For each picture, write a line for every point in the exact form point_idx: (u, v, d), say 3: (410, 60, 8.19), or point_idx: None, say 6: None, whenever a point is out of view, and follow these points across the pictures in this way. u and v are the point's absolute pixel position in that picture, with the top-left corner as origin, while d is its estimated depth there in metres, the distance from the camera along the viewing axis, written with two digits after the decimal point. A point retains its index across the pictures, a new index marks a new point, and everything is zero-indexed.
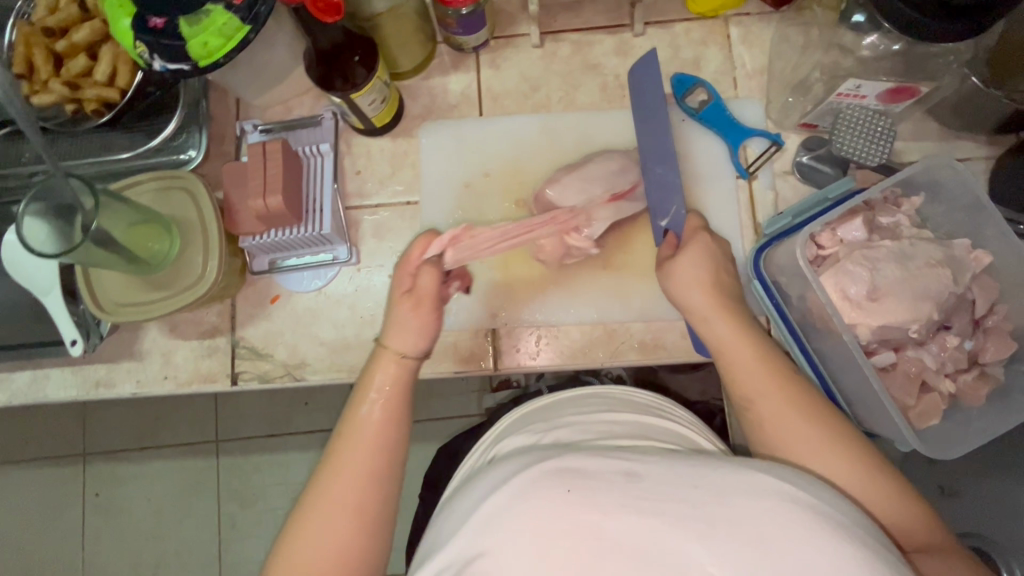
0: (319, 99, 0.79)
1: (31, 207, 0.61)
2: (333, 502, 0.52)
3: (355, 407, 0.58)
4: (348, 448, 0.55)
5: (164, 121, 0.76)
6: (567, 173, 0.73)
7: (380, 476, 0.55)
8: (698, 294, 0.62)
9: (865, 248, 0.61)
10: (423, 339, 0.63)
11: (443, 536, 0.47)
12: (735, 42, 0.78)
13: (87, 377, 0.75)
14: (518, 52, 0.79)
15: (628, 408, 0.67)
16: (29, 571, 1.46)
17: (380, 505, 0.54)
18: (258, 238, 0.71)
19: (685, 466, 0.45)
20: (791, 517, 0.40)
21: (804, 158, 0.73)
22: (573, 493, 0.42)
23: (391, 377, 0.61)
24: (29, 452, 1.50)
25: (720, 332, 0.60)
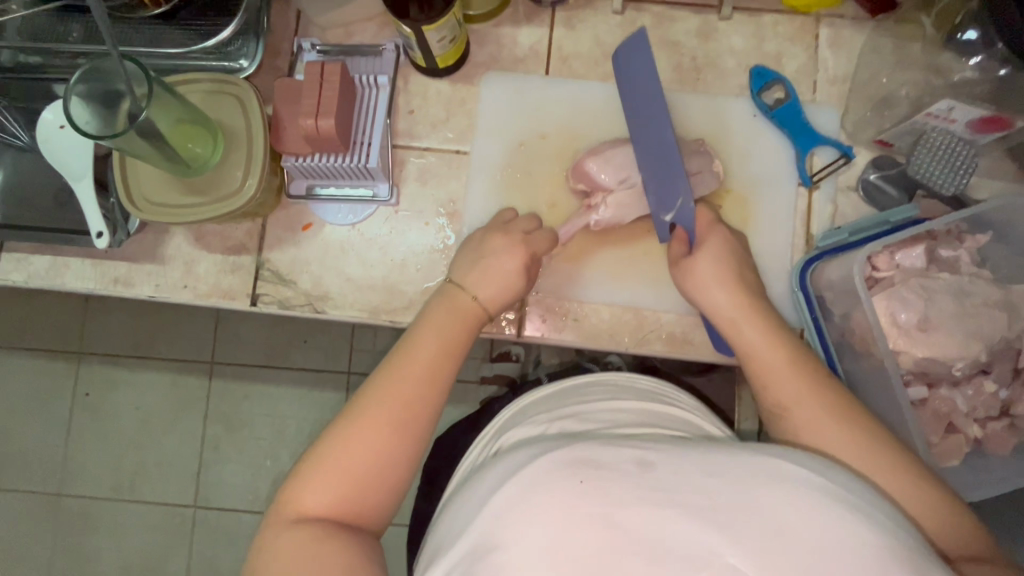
0: (383, 29, 0.76)
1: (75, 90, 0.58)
2: (372, 414, 0.55)
3: (420, 336, 0.61)
4: (399, 369, 0.59)
5: (221, 23, 0.73)
6: (624, 151, 0.70)
7: (423, 409, 0.57)
8: (727, 295, 0.63)
9: (922, 277, 0.60)
10: (507, 300, 0.66)
11: (458, 519, 0.46)
12: (823, 44, 0.74)
13: (107, 272, 0.73)
14: (596, 14, 0.75)
15: (634, 396, 0.67)
16: (9, 455, 1.48)
17: (416, 423, 0.57)
18: (301, 160, 0.69)
19: (694, 455, 0.45)
20: (811, 503, 0.41)
21: (871, 176, 0.70)
22: (586, 485, 0.42)
23: (461, 313, 0.64)
24: (25, 340, 1.50)
25: (753, 336, 0.60)
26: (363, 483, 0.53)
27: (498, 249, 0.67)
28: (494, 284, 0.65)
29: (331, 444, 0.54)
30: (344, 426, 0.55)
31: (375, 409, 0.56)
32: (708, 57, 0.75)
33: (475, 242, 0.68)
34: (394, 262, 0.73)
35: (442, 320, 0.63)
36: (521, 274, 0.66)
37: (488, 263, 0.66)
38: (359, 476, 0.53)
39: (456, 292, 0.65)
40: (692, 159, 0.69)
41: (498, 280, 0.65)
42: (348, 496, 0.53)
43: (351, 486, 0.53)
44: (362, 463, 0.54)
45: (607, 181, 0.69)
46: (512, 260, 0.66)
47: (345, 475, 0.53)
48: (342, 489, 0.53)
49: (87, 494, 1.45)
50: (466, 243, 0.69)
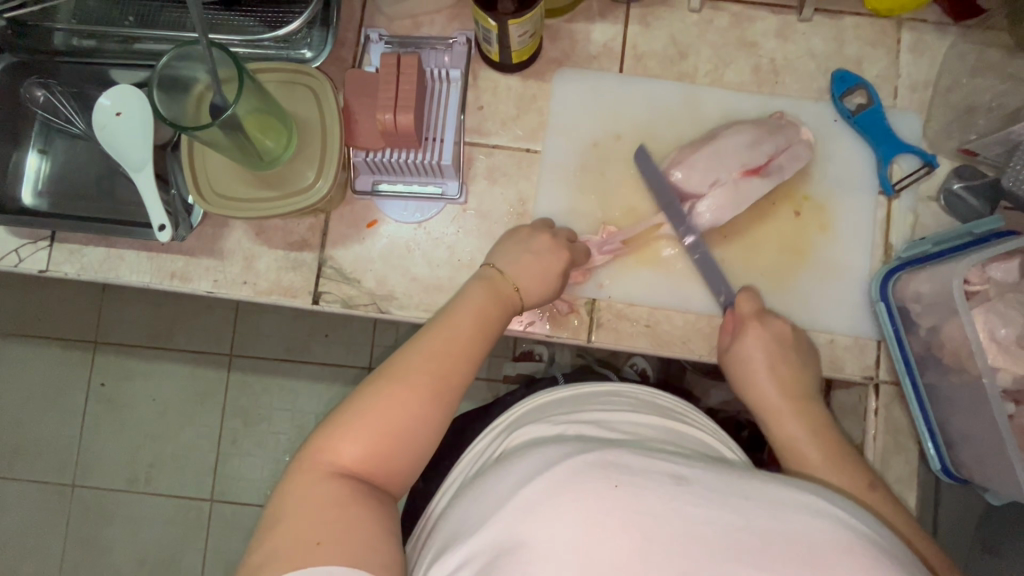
0: (451, 22, 0.74)
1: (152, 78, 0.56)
2: (413, 378, 0.53)
3: (462, 310, 0.59)
4: (441, 337, 0.57)
5: (288, 14, 0.71)
6: (707, 153, 0.67)
7: (459, 381, 0.55)
8: (772, 390, 0.61)
9: (1018, 291, 0.58)
10: (539, 301, 0.65)
11: (471, 517, 0.45)
12: (905, 48, 0.72)
13: (163, 266, 0.71)
14: (672, 13, 0.73)
15: (651, 410, 0.63)
16: (21, 446, 1.45)
17: (455, 392, 0.55)
18: (371, 155, 0.68)
19: (732, 477, 0.43)
20: (846, 538, 0.39)
21: (954, 185, 0.69)
22: (621, 488, 0.41)
23: (495, 293, 0.61)
24: (42, 329, 1.47)
25: (791, 433, 0.59)
26: (392, 447, 0.51)
27: (547, 252, 0.65)
28: (538, 285, 0.64)
29: (367, 399, 0.52)
30: (383, 383, 0.53)
31: (417, 371, 0.54)
32: (787, 60, 0.73)
33: (515, 242, 0.66)
34: (461, 263, 0.71)
35: (481, 297, 0.61)
36: (560, 273, 0.65)
37: (533, 258, 0.64)
38: (395, 435, 0.51)
39: (495, 277, 0.63)
40: (779, 139, 0.67)
41: (545, 283, 0.64)
42: (379, 452, 0.51)
43: (383, 444, 0.51)
44: (398, 425, 0.51)
45: (696, 188, 0.67)
46: (555, 268, 0.64)
47: (379, 434, 0.51)
48: (375, 447, 0.50)
49: (104, 486, 1.43)
50: (506, 237, 0.67)
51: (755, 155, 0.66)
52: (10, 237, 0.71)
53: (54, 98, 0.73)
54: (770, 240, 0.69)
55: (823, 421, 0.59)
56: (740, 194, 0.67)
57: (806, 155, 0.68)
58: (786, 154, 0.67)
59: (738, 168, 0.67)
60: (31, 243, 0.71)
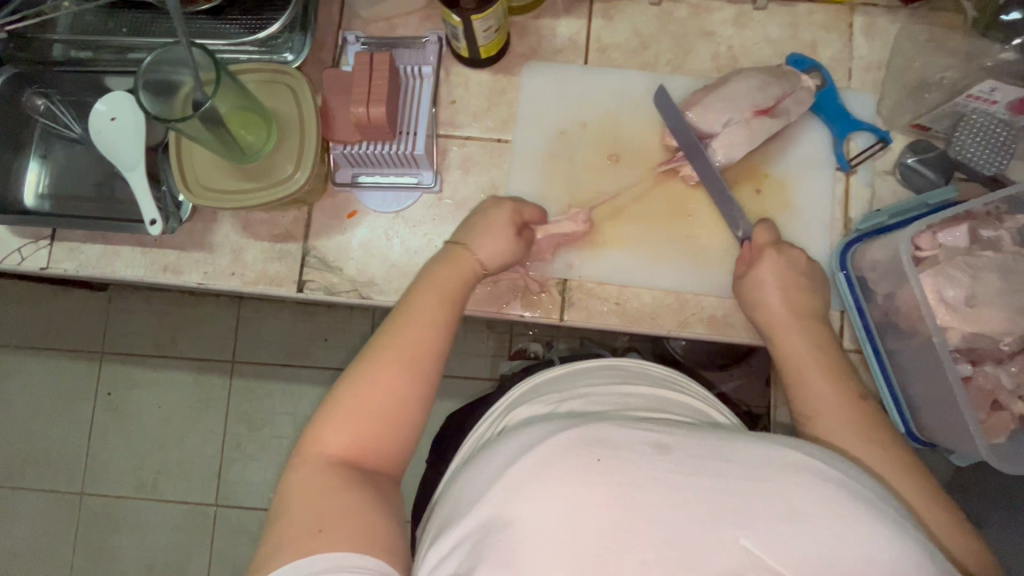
0: (425, 22, 0.78)
1: (142, 80, 0.60)
2: (385, 363, 0.56)
3: (427, 298, 0.61)
4: (408, 322, 0.59)
5: (270, 19, 0.76)
6: (718, 95, 0.69)
7: (431, 361, 0.57)
8: (780, 306, 0.64)
9: (967, 255, 0.60)
10: (499, 265, 0.67)
11: (464, 497, 0.46)
12: (858, 31, 0.75)
13: (156, 260, 0.75)
14: (633, 6, 0.77)
15: (644, 380, 0.66)
16: (31, 454, 1.49)
17: (431, 367, 0.57)
18: (348, 148, 0.72)
19: (713, 441, 0.45)
20: (827, 493, 0.41)
21: (909, 159, 0.71)
22: (604, 463, 0.42)
23: (461, 271, 0.65)
24: (50, 340, 1.52)
25: (795, 344, 0.62)
26: (372, 429, 0.53)
27: (495, 216, 0.67)
28: (490, 248, 0.66)
29: (346, 389, 0.55)
30: (356, 373, 0.55)
31: (385, 356, 0.56)
32: (744, 46, 0.76)
33: (473, 217, 0.69)
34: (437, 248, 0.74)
35: (445, 278, 0.63)
36: (511, 223, 0.68)
37: (479, 219, 0.68)
38: (379, 418, 0.54)
39: (455, 250, 0.67)
40: (784, 82, 0.69)
41: (496, 244, 0.66)
42: (365, 437, 0.53)
43: (369, 429, 0.53)
44: (381, 408, 0.54)
45: (710, 127, 0.69)
46: (503, 232, 0.67)
47: (364, 420, 0.53)
48: (361, 431, 0.53)
49: (112, 492, 1.46)
50: (468, 219, 0.70)
51: (766, 97, 0.69)
52: (14, 238, 0.75)
53: (55, 106, 0.79)
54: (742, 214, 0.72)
55: (827, 339, 0.62)
56: (755, 133, 0.69)
57: (809, 101, 0.70)
58: (792, 98, 0.70)
59: (750, 109, 0.69)
60: (33, 243, 0.75)
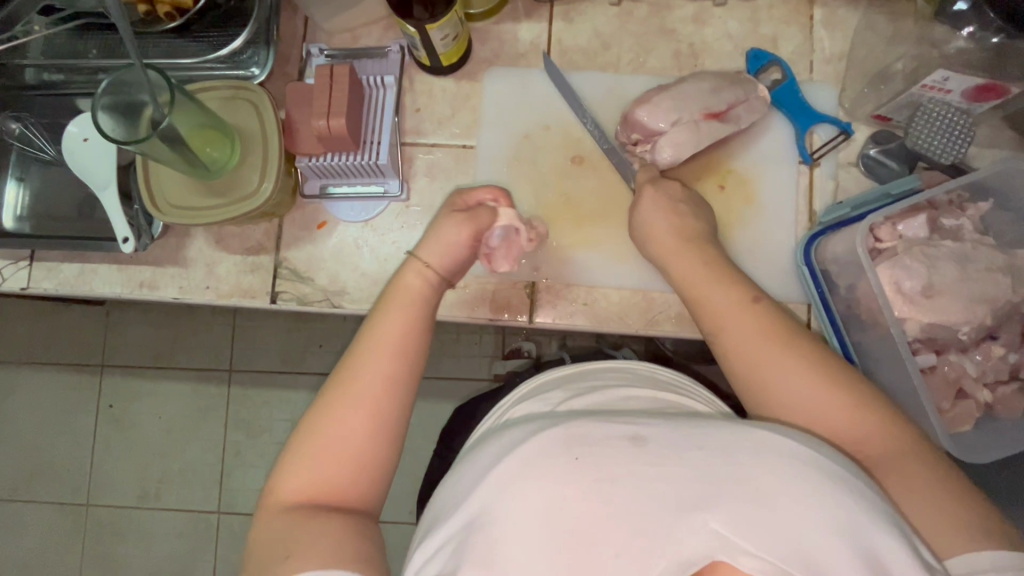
0: (388, 31, 0.78)
1: (105, 100, 0.62)
2: (346, 404, 0.54)
3: (388, 327, 0.59)
4: (367, 354, 0.57)
5: (234, 35, 0.77)
6: (670, 95, 0.68)
7: (394, 396, 0.56)
8: (670, 241, 0.64)
9: (925, 245, 0.61)
10: (458, 263, 0.66)
11: (451, 498, 0.48)
12: (817, 24, 0.75)
13: (132, 276, 0.76)
14: (593, 7, 0.78)
15: (643, 382, 0.67)
16: (35, 467, 1.52)
17: (394, 405, 0.55)
18: (314, 160, 0.72)
19: (688, 429, 0.45)
20: (795, 474, 0.41)
21: (871, 150, 0.71)
22: (582, 461, 0.43)
23: (419, 284, 0.63)
24: (49, 355, 1.54)
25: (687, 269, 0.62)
26: (334, 472, 0.52)
27: (442, 221, 0.66)
28: (439, 248, 0.65)
29: (308, 434, 0.53)
30: (319, 416, 0.54)
31: (345, 398, 0.54)
32: (705, 43, 0.76)
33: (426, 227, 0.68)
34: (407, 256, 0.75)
35: (406, 305, 0.61)
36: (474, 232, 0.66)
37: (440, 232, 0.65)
38: (344, 462, 0.53)
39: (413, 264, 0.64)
40: (738, 87, 0.69)
41: (448, 246, 0.65)
42: (330, 479, 0.52)
43: (331, 475, 0.52)
44: (343, 453, 0.53)
45: (656, 126, 0.68)
46: (453, 226, 0.65)
47: (327, 465, 0.52)
48: (324, 478, 0.52)
49: (115, 502, 1.49)
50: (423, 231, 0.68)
51: (716, 100, 0.68)
52: None
53: (29, 130, 0.80)
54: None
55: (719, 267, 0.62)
56: (703, 135, 0.68)
57: (763, 108, 0.70)
58: (744, 105, 0.70)
59: (700, 110, 0.68)
60: (12, 263, 0.77)
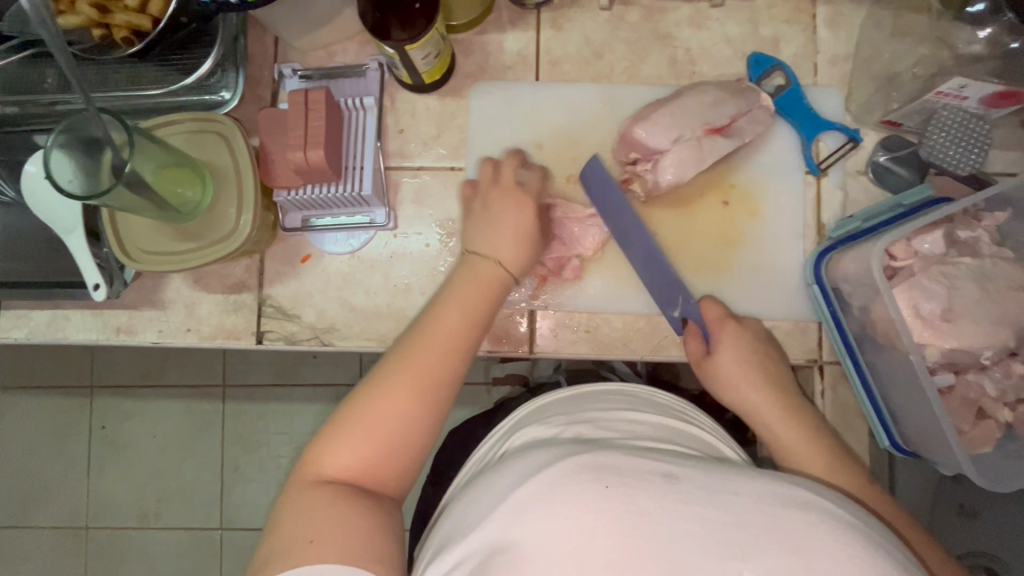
0: (365, 47, 0.73)
1: (69, 135, 0.56)
2: (397, 381, 0.52)
3: (447, 311, 0.57)
4: (424, 337, 0.55)
5: (201, 59, 0.71)
6: (669, 110, 0.64)
7: (444, 381, 0.54)
8: (751, 392, 0.61)
9: (942, 263, 0.58)
10: (528, 258, 0.64)
11: (467, 517, 0.45)
12: (821, 23, 0.71)
13: (107, 321, 0.72)
14: (583, 13, 0.73)
15: (649, 408, 0.64)
16: (27, 496, 1.46)
17: (443, 393, 0.54)
18: (293, 193, 0.68)
19: (719, 473, 0.42)
20: (835, 532, 0.38)
21: (881, 158, 0.67)
22: (612, 489, 0.40)
23: (484, 278, 0.60)
24: (33, 379, 1.48)
25: (759, 407, 0.60)
26: (374, 458, 0.50)
27: (505, 208, 0.65)
28: (507, 235, 0.63)
29: (355, 408, 0.52)
30: (369, 392, 0.52)
31: (399, 377, 0.53)
32: (702, 48, 0.72)
33: (477, 206, 0.66)
34: (397, 288, 0.71)
35: (467, 293, 0.59)
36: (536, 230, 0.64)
37: (501, 224, 0.64)
38: (390, 440, 0.51)
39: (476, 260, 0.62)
40: (741, 99, 0.65)
41: (515, 233, 0.63)
42: (373, 458, 0.50)
43: (375, 457, 0.50)
44: (388, 433, 0.51)
45: (658, 144, 0.64)
46: (518, 207, 0.64)
47: (373, 442, 0.51)
48: (366, 454, 0.50)
49: (116, 524, 1.43)
50: (475, 208, 0.67)
51: (719, 114, 0.64)
52: None
53: None
54: (699, 236, 0.69)
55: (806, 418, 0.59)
56: (706, 153, 0.65)
57: (767, 119, 0.67)
58: (746, 117, 0.66)
59: (701, 126, 0.64)
60: None
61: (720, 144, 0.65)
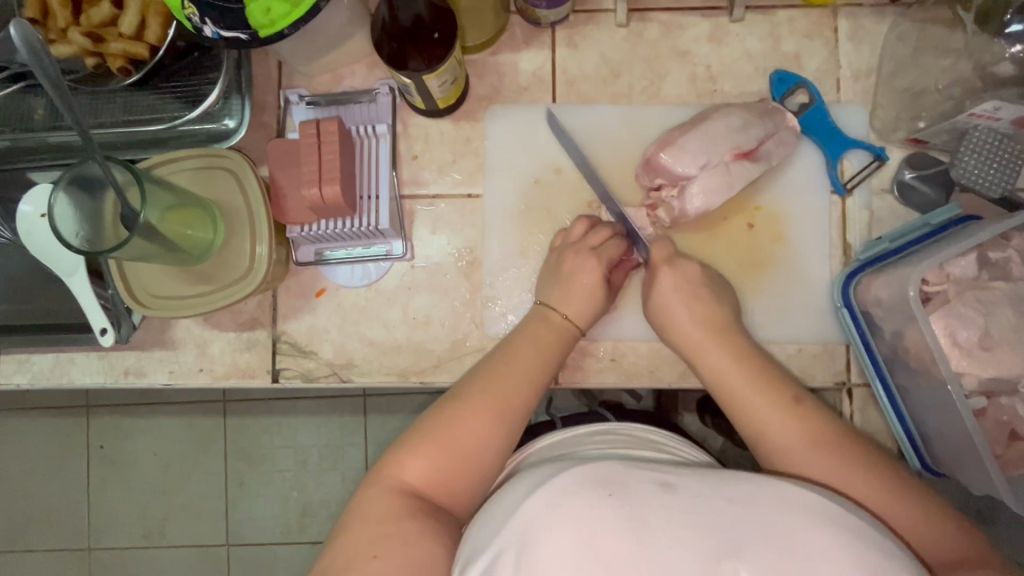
0: (373, 70, 0.71)
1: (67, 179, 0.51)
2: (480, 403, 0.54)
3: (523, 342, 0.59)
4: (508, 364, 0.57)
5: (202, 87, 0.68)
6: (696, 135, 0.63)
7: (522, 409, 0.55)
8: (691, 323, 0.60)
9: (975, 288, 0.57)
10: (596, 315, 0.63)
11: (479, 538, 0.43)
12: (843, 37, 0.69)
13: (115, 363, 0.69)
14: (599, 30, 0.70)
15: (650, 447, 0.59)
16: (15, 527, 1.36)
17: (523, 419, 0.55)
18: (306, 229, 0.66)
19: (712, 479, 0.42)
20: (823, 529, 0.38)
21: (906, 175, 0.67)
22: (615, 497, 0.40)
23: (556, 329, 0.61)
24: (17, 403, 1.37)
25: (718, 366, 0.58)
26: (450, 475, 0.51)
27: (574, 262, 0.63)
28: (581, 294, 0.62)
29: (438, 421, 0.53)
30: (451, 409, 0.54)
31: (483, 398, 0.54)
32: (723, 65, 0.70)
33: (554, 261, 0.65)
34: (417, 320, 0.69)
35: (545, 334, 0.60)
36: (603, 284, 0.63)
37: (575, 280, 0.62)
38: (465, 457, 0.52)
39: (547, 311, 0.62)
40: (767, 121, 0.64)
41: (585, 283, 0.62)
42: (448, 473, 0.51)
43: (452, 473, 0.51)
44: (467, 451, 0.52)
45: (685, 170, 0.63)
46: (590, 268, 0.62)
47: (449, 457, 0.51)
48: (443, 468, 0.51)
49: (121, 543, 1.33)
50: (549, 266, 0.65)
51: (747, 137, 0.63)
52: None
53: None
54: (744, 242, 0.67)
55: (743, 351, 0.58)
56: (735, 178, 0.63)
57: (794, 140, 0.65)
58: (774, 138, 0.64)
59: (729, 151, 0.63)
60: None
61: (747, 166, 0.63)
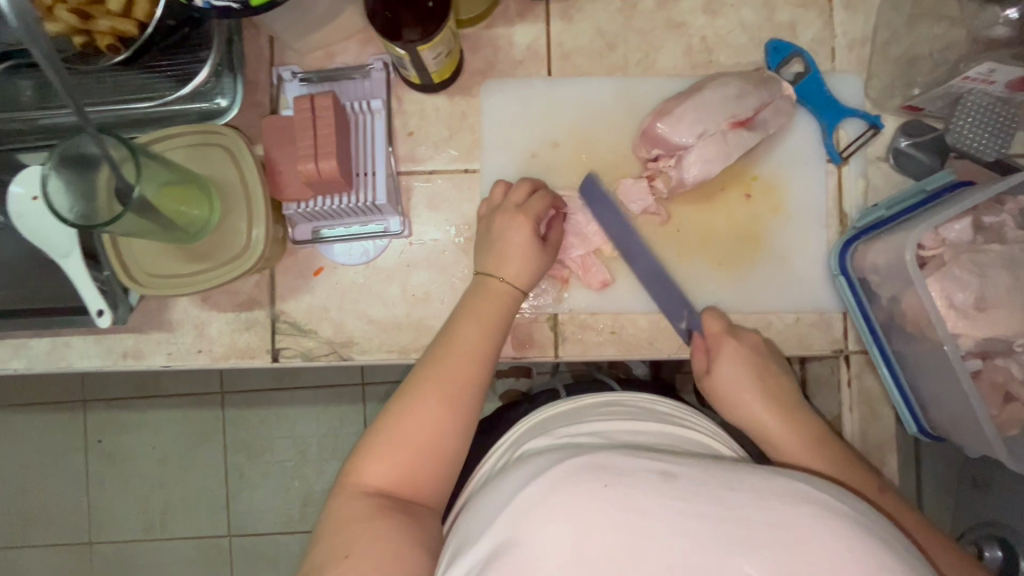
0: (367, 45, 0.70)
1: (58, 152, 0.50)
2: (421, 391, 0.54)
3: (465, 319, 0.59)
4: (450, 347, 0.57)
5: (194, 65, 0.67)
6: (693, 105, 0.63)
7: (465, 384, 0.55)
8: (751, 399, 0.60)
9: (972, 251, 0.57)
10: (539, 271, 0.63)
11: (475, 524, 0.43)
12: (837, 6, 0.69)
13: (113, 346, 0.69)
14: (594, 3, 0.70)
15: (647, 416, 0.60)
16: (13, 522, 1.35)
17: (468, 396, 0.55)
18: (303, 205, 0.65)
19: (717, 470, 0.42)
20: (829, 524, 0.37)
21: (902, 143, 0.67)
22: (612, 489, 0.39)
23: (494, 301, 0.61)
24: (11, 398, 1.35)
25: (771, 429, 0.58)
26: (409, 467, 0.52)
27: (505, 228, 0.62)
28: (516, 255, 0.62)
29: (385, 421, 0.53)
30: (396, 408, 0.53)
31: (427, 386, 0.54)
32: (718, 35, 0.70)
33: (483, 230, 0.65)
34: (417, 297, 0.69)
35: (484, 306, 0.60)
36: (538, 245, 0.62)
37: (508, 242, 0.62)
38: (417, 448, 0.52)
39: (487, 280, 0.62)
40: (763, 90, 0.64)
41: (520, 249, 0.62)
42: (409, 468, 0.51)
43: (410, 467, 0.51)
44: (421, 443, 0.52)
45: (682, 139, 0.63)
46: (517, 226, 0.62)
47: (405, 453, 0.52)
48: (402, 465, 0.51)
49: (122, 537, 1.33)
50: (484, 231, 0.64)
51: (743, 106, 0.63)
52: None
53: None
54: (704, 230, 0.68)
55: (804, 421, 0.58)
56: (732, 146, 0.63)
57: (790, 109, 0.66)
58: (770, 108, 0.65)
59: (726, 120, 0.63)
60: None
61: (746, 135, 0.64)
